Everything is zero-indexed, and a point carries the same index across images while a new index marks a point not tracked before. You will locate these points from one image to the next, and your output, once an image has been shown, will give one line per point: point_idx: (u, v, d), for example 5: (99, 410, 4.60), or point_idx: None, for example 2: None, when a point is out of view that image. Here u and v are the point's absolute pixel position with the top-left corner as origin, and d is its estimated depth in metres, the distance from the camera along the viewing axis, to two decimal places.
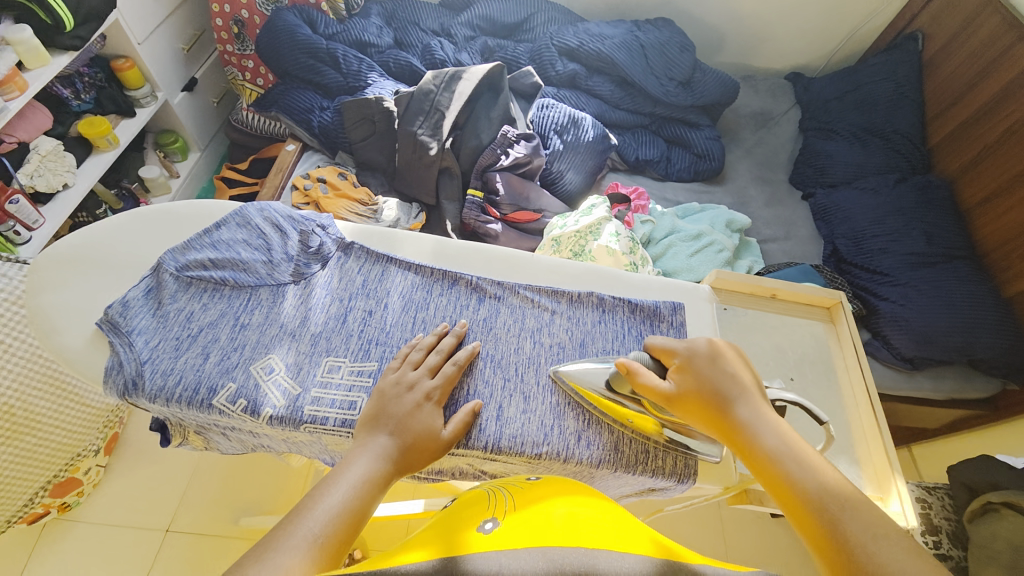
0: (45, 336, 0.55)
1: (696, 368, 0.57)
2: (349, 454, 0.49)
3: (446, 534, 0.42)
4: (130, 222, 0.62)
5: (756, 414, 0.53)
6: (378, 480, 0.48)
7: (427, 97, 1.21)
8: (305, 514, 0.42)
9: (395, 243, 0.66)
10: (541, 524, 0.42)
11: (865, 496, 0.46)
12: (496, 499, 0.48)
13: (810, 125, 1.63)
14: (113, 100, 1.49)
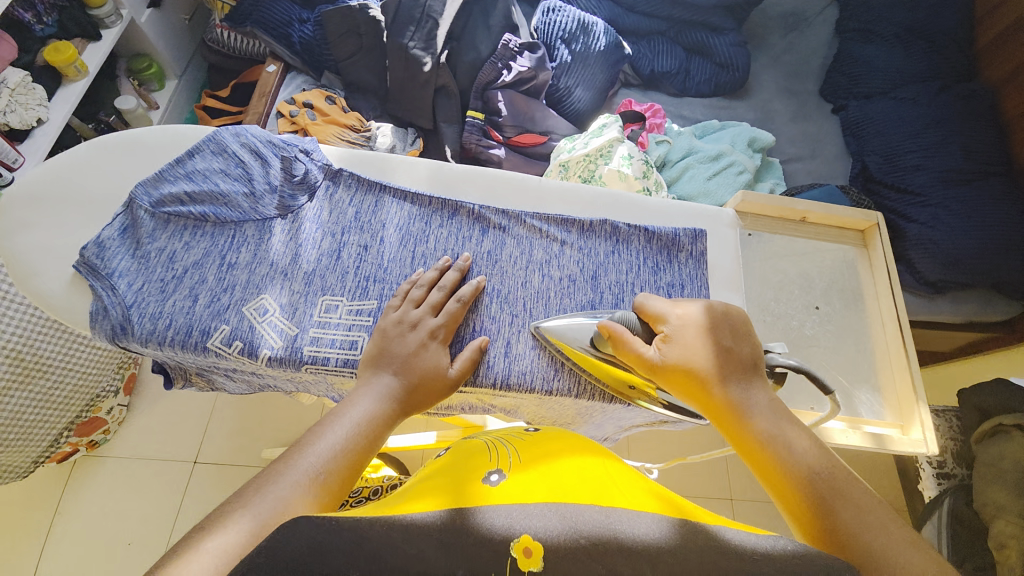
0: (21, 280, 0.52)
1: (690, 343, 0.52)
2: (352, 393, 0.48)
3: (456, 484, 0.47)
4: (91, 152, 0.56)
5: (750, 394, 0.50)
6: (384, 420, 0.46)
7: (417, 2, 1.07)
8: (305, 449, 0.42)
9: (388, 168, 0.60)
10: (545, 480, 0.47)
11: (858, 482, 0.45)
12: (501, 452, 0.53)
13: (848, 25, 1.44)
14: (77, 21, 1.37)
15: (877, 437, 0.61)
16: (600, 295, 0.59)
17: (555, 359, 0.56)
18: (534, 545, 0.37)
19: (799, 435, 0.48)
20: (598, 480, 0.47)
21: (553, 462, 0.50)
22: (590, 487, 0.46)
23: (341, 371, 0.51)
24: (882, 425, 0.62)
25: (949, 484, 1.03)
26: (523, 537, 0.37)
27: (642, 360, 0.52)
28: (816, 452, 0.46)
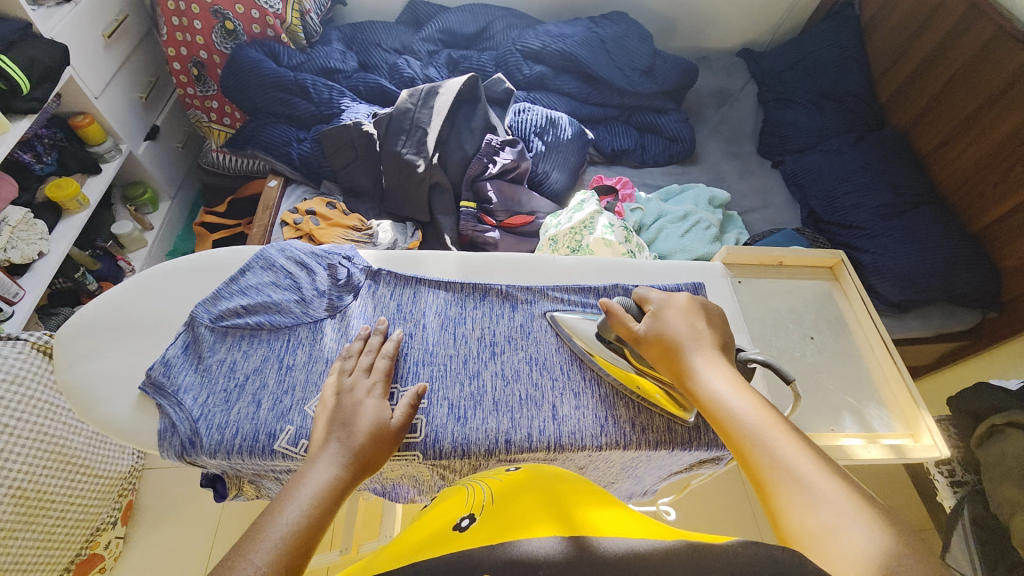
0: (86, 408, 0.57)
1: (669, 318, 0.57)
2: (300, 471, 0.47)
3: (424, 539, 0.39)
4: (146, 284, 0.64)
5: (710, 361, 0.54)
6: (336, 494, 0.45)
7: (406, 115, 1.23)
8: (251, 546, 0.39)
9: (420, 264, 0.68)
10: (520, 514, 0.39)
11: (795, 430, 0.48)
12: (476, 491, 0.45)
13: (768, 97, 1.70)
14: (77, 158, 1.44)
15: (895, 448, 0.65)
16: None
17: (598, 416, 0.59)
18: None
19: (755, 402, 0.50)
20: (578, 506, 0.40)
21: (530, 492, 0.43)
22: (570, 516, 0.38)
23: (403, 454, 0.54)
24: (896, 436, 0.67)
25: (964, 491, 1.08)
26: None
27: (631, 333, 0.58)
28: (768, 417, 0.49)
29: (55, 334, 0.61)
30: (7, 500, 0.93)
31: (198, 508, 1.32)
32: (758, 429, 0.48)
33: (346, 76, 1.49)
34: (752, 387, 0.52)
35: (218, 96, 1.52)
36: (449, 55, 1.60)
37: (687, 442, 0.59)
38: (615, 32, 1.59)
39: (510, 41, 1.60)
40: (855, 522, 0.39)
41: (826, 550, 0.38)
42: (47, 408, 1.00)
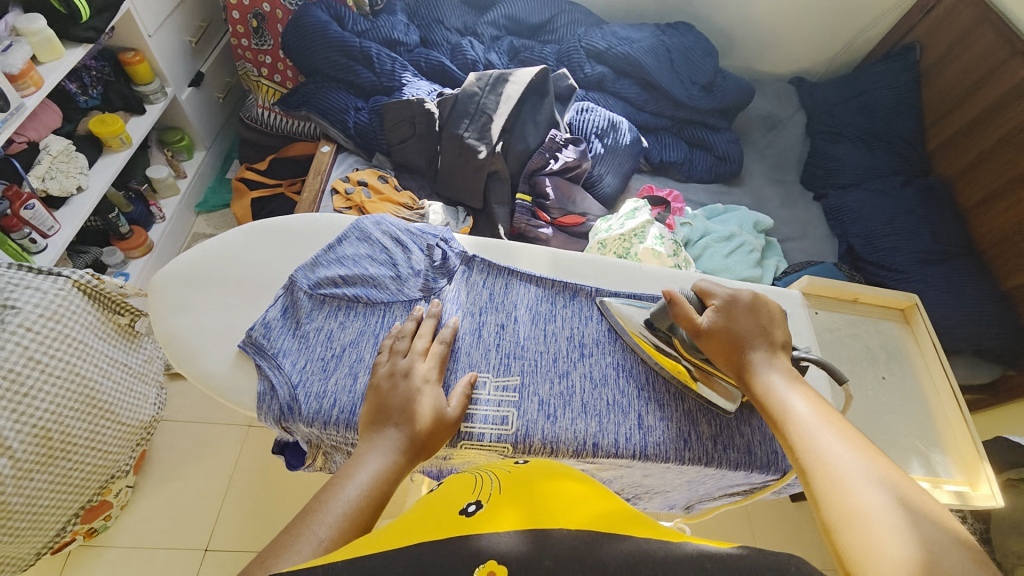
0: (181, 359, 0.58)
1: (733, 313, 0.57)
2: (358, 454, 0.47)
3: (430, 517, 0.39)
4: (242, 239, 0.65)
5: (766, 357, 0.55)
6: (390, 475, 0.46)
7: (471, 99, 1.22)
8: (313, 519, 0.40)
9: (512, 255, 0.68)
10: (528, 506, 0.40)
11: (843, 423, 0.50)
12: (483, 478, 0.46)
13: (818, 128, 1.71)
14: (122, 95, 1.40)
15: (957, 496, 0.69)
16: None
17: (681, 430, 0.60)
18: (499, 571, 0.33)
19: (813, 402, 0.52)
20: (589, 505, 0.41)
21: (543, 485, 0.43)
22: (578, 513, 0.39)
23: (493, 444, 0.55)
24: (957, 483, 0.70)
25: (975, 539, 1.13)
26: (490, 559, 0.33)
27: (694, 328, 0.57)
28: (828, 417, 0.50)
29: (152, 279, 0.62)
30: (29, 440, 0.91)
31: (209, 466, 1.31)
32: (814, 425, 0.50)
33: (408, 50, 1.47)
34: (811, 387, 0.53)
35: (273, 52, 1.49)
36: (511, 43, 1.58)
37: (764, 467, 0.60)
38: (681, 44, 1.60)
39: (575, 37, 1.59)
40: (908, 517, 0.41)
41: (875, 539, 0.41)
42: (80, 347, 0.98)
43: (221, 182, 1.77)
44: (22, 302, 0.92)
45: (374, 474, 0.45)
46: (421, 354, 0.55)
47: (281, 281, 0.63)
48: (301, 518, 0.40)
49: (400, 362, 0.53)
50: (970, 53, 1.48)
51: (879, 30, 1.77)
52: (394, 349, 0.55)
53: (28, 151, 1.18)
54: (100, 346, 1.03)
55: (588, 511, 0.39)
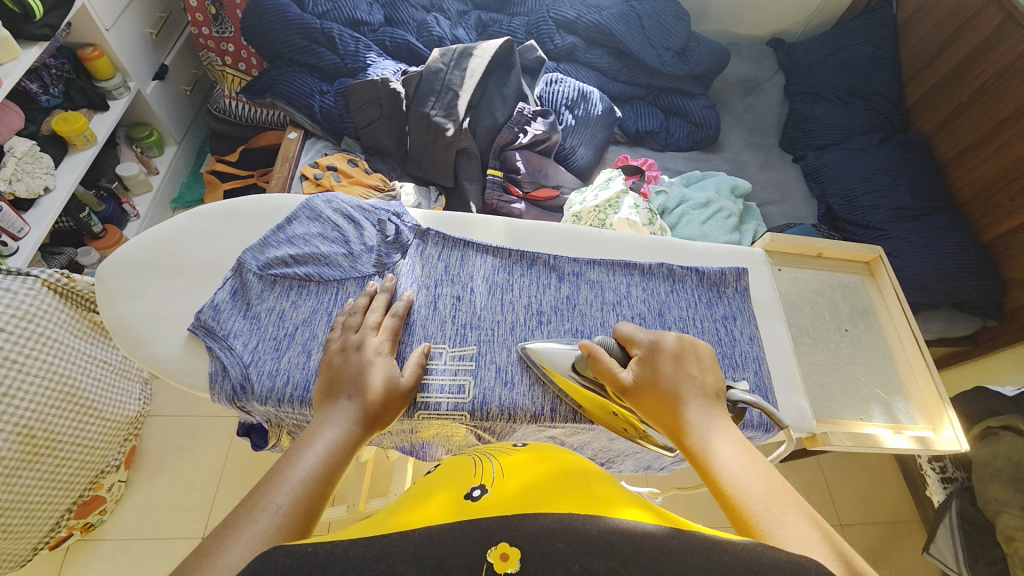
0: (133, 346, 0.58)
1: (657, 366, 0.52)
2: (312, 426, 0.47)
3: (437, 507, 0.42)
4: (190, 223, 0.64)
5: (707, 417, 0.49)
6: (346, 446, 0.46)
7: (437, 76, 1.20)
8: (270, 488, 0.40)
9: (468, 227, 0.67)
10: (530, 491, 0.42)
11: (800, 505, 0.42)
12: (484, 464, 0.49)
13: (796, 90, 1.69)
14: (84, 92, 1.38)
15: (919, 440, 0.69)
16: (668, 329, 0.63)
17: None
18: (511, 550, 0.34)
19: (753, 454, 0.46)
20: (574, 481, 0.44)
21: (537, 469, 0.46)
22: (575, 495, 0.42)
23: (449, 413, 0.55)
24: (919, 429, 0.70)
25: (953, 487, 1.15)
26: (501, 542, 0.34)
27: (619, 383, 0.52)
28: (777, 487, 0.43)
29: (99, 268, 0.61)
30: (13, 438, 0.92)
31: (199, 459, 1.32)
32: (768, 506, 0.42)
33: (372, 30, 1.43)
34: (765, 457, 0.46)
35: (234, 40, 1.45)
36: (478, 17, 1.55)
37: None
38: (652, 9, 1.56)
39: (544, 8, 1.55)
40: None
41: None
42: (56, 345, 0.99)
43: (195, 177, 1.75)
44: None
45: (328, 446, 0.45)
46: (377, 328, 0.55)
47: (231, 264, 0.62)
48: (260, 488, 0.40)
49: (352, 337, 0.53)
50: (945, 4, 1.45)
51: None
52: (347, 324, 0.55)
53: None
54: (77, 345, 1.03)
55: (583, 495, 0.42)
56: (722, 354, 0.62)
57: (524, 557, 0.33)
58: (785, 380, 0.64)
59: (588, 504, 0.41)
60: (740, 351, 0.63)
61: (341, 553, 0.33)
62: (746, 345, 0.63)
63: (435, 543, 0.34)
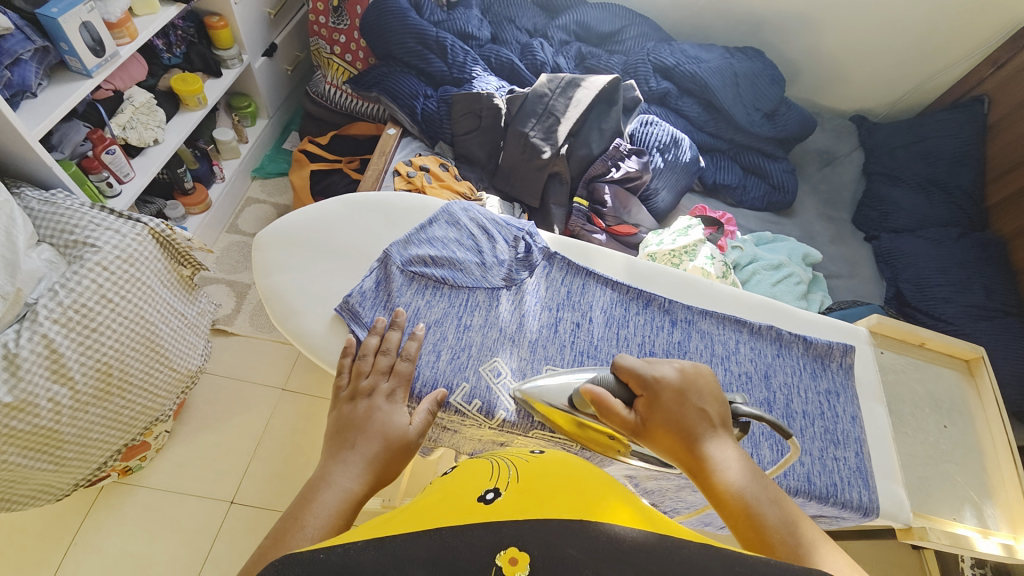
0: (282, 315, 0.64)
1: (667, 401, 0.52)
2: (323, 476, 0.45)
3: (449, 504, 0.43)
4: (339, 210, 0.70)
5: (722, 449, 0.50)
6: (358, 498, 0.45)
7: (541, 100, 1.24)
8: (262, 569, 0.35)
9: (590, 256, 0.70)
10: (545, 499, 0.42)
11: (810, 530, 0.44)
12: (500, 466, 0.48)
13: (875, 169, 1.69)
14: (203, 57, 1.45)
15: (1005, 548, 0.69)
16: (773, 393, 0.64)
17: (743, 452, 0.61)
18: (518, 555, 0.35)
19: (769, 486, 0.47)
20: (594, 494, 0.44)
21: (550, 475, 0.46)
22: (586, 502, 0.43)
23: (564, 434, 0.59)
24: (1003, 536, 0.70)
25: None
26: (511, 546, 0.36)
27: (623, 420, 0.53)
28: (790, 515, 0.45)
29: (256, 237, 0.68)
30: (91, 372, 0.95)
31: (240, 423, 1.35)
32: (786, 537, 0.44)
33: (479, 45, 1.49)
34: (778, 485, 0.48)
35: (347, 32, 1.52)
36: (578, 49, 1.61)
37: (822, 497, 0.60)
38: (749, 69, 1.59)
39: (644, 51, 1.60)
40: None
41: None
42: (147, 291, 1.02)
43: (277, 151, 1.82)
44: (102, 241, 0.97)
45: (343, 491, 0.44)
46: (389, 374, 0.57)
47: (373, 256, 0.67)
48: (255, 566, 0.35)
49: (362, 384, 0.55)
50: None
51: (958, 72, 1.70)
52: (358, 369, 0.57)
53: (113, 99, 1.23)
54: (163, 293, 1.07)
55: (595, 506, 0.42)
56: (824, 428, 0.64)
57: (532, 563, 0.35)
58: (882, 465, 0.65)
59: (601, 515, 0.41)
60: (841, 428, 0.64)
61: (353, 560, 0.34)
62: (847, 423, 0.64)
63: (447, 547, 0.36)
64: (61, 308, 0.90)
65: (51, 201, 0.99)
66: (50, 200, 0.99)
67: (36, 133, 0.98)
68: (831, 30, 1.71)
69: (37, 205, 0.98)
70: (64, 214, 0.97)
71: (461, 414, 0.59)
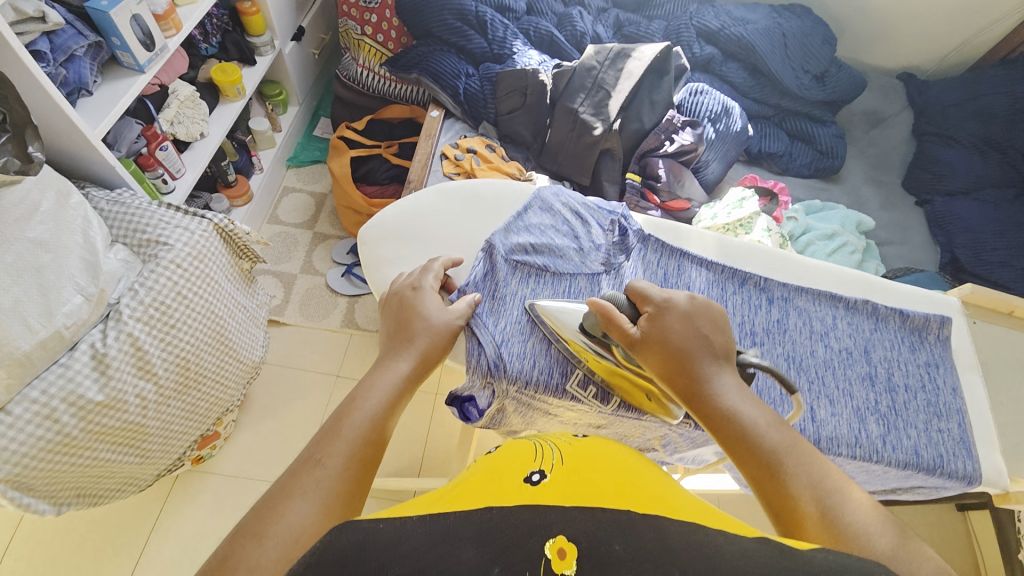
0: None
1: (671, 322, 0.58)
2: (380, 366, 0.57)
3: (495, 484, 0.43)
4: (439, 203, 0.81)
5: (718, 373, 0.55)
6: (391, 411, 0.52)
7: (588, 73, 1.22)
8: (304, 471, 0.44)
9: (683, 238, 0.78)
10: (588, 483, 0.43)
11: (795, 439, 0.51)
12: (545, 450, 0.49)
13: (926, 130, 1.61)
14: (238, 45, 1.43)
15: None
16: (875, 367, 0.68)
17: (850, 426, 0.64)
18: (568, 546, 0.34)
19: (760, 408, 0.53)
20: (630, 487, 0.44)
21: (593, 467, 0.47)
22: (624, 487, 0.44)
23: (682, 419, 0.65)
24: None
25: None
26: (558, 536, 0.35)
27: (626, 337, 0.59)
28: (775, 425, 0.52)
29: (366, 233, 0.79)
30: (171, 367, 0.96)
31: (301, 409, 1.39)
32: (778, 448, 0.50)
33: (517, 18, 1.45)
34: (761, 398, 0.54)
35: (379, 11, 1.47)
36: (616, 16, 1.55)
37: (930, 469, 0.62)
38: (798, 29, 1.53)
39: (686, 15, 1.54)
40: None
41: None
42: (214, 285, 1.04)
43: (310, 137, 1.80)
44: (173, 239, 0.98)
45: (396, 376, 0.56)
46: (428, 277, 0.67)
47: (473, 245, 0.77)
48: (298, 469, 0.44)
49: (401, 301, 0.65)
50: None
51: (1002, 30, 1.63)
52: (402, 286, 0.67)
53: (159, 94, 1.23)
54: (228, 287, 1.09)
55: (639, 487, 0.44)
56: (926, 401, 0.66)
57: (581, 558, 0.34)
58: (981, 433, 0.67)
59: (650, 503, 0.41)
60: (943, 400, 0.67)
61: (406, 532, 0.35)
62: (947, 394, 0.67)
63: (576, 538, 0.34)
64: (143, 307, 0.92)
65: (120, 201, 1.00)
66: (118, 201, 1.01)
67: (98, 132, 0.98)
68: None
69: (106, 206, 1.00)
70: (134, 213, 0.99)
71: (577, 400, 0.67)
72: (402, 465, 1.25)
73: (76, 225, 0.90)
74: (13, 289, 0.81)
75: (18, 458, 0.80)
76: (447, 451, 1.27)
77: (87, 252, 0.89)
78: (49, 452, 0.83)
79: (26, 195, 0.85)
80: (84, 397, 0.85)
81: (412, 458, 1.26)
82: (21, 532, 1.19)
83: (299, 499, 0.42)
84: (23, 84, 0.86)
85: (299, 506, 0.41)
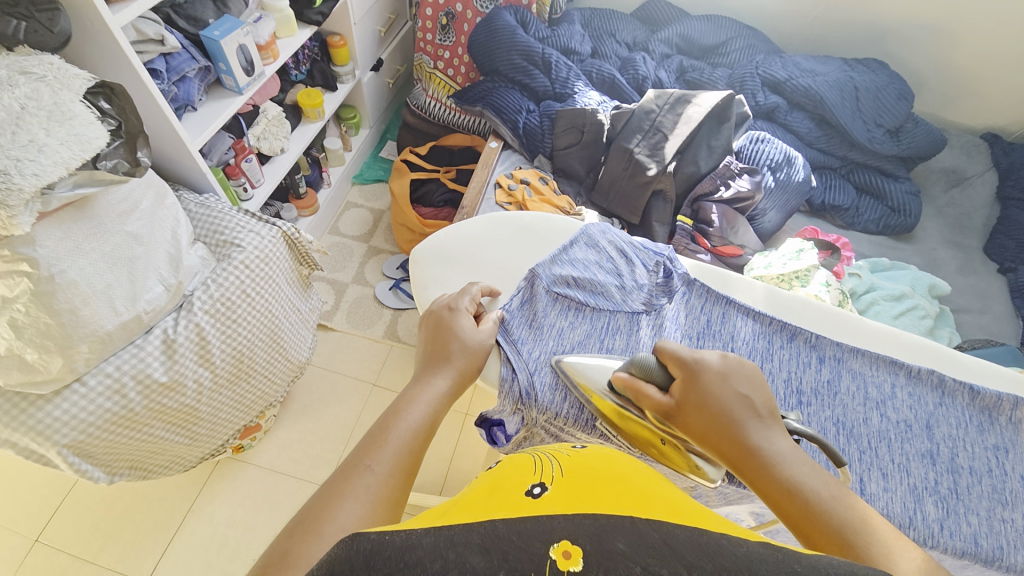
0: None
1: (705, 383, 0.54)
2: (417, 381, 0.59)
3: (496, 498, 0.41)
4: (486, 230, 0.85)
5: (770, 440, 0.50)
6: (431, 424, 0.54)
7: (647, 115, 1.24)
8: (354, 476, 0.45)
9: (730, 285, 0.78)
10: (592, 492, 0.41)
11: (867, 517, 0.45)
12: (544, 463, 0.48)
13: (1014, 193, 1.49)
14: (324, 74, 1.58)
15: None
16: (937, 445, 0.62)
17: (905, 505, 0.58)
18: (573, 549, 0.32)
19: (822, 475, 0.48)
20: (633, 492, 0.42)
21: (596, 474, 0.45)
22: (631, 492, 0.42)
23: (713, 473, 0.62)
24: None
25: None
26: (562, 540, 0.33)
27: (658, 407, 0.56)
28: (848, 501, 0.46)
29: (415, 252, 0.83)
30: (228, 359, 1.03)
31: (337, 414, 1.43)
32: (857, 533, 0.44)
33: (581, 60, 1.51)
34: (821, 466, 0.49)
35: (452, 48, 1.58)
36: (680, 62, 1.58)
37: (989, 561, 0.56)
38: (872, 83, 1.49)
39: (753, 63, 1.54)
40: None
41: None
42: (275, 286, 1.12)
43: (376, 158, 1.93)
44: (245, 242, 1.08)
45: (433, 391, 0.57)
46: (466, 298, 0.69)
47: (516, 275, 0.80)
48: (348, 476, 0.45)
49: (439, 322, 0.66)
50: None
51: None
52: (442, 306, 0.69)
53: (252, 112, 1.37)
54: (287, 290, 1.16)
55: (641, 493, 0.42)
56: (992, 487, 0.60)
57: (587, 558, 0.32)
58: None
59: (650, 506, 0.39)
60: (1011, 487, 0.60)
61: (414, 541, 0.33)
62: (1020, 484, 0.61)
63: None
64: (212, 300, 1.00)
65: (206, 205, 1.12)
66: (204, 204, 1.12)
67: (197, 143, 1.12)
68: (968, 39, 1.55)
69: (194, 207, 1.11)
70: (217, 217, 1.10)
71: (605, 438, 0.66)
72: (425, 481, 1.25)
73: (167, 223, 1.00)
74: (105, 274, 0.88)
75: (84, 426, 0.87)
76: (470, 474, 1.26)
77: (173, 247, 0.99)
78: (111, 424, 0.90)
79: (129, 194, 0.94)
80: (150, 376, 0.92)
81: (435, 475, 1.26)
82: (72, 497, 1.28)
83: (349, 501, 0.43)
84: (144, 99, 0.99)
85: (349, 508, 0.42)
